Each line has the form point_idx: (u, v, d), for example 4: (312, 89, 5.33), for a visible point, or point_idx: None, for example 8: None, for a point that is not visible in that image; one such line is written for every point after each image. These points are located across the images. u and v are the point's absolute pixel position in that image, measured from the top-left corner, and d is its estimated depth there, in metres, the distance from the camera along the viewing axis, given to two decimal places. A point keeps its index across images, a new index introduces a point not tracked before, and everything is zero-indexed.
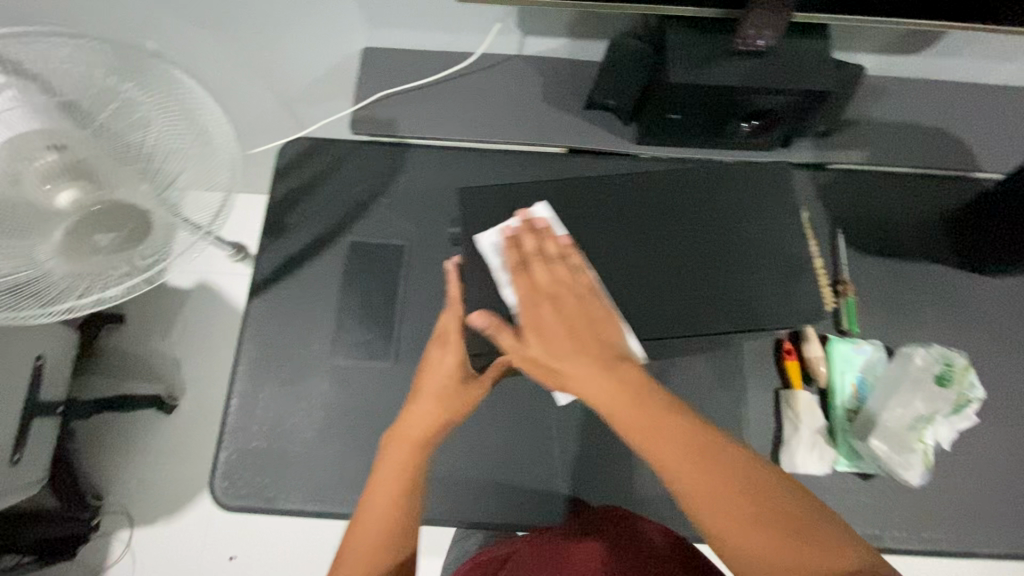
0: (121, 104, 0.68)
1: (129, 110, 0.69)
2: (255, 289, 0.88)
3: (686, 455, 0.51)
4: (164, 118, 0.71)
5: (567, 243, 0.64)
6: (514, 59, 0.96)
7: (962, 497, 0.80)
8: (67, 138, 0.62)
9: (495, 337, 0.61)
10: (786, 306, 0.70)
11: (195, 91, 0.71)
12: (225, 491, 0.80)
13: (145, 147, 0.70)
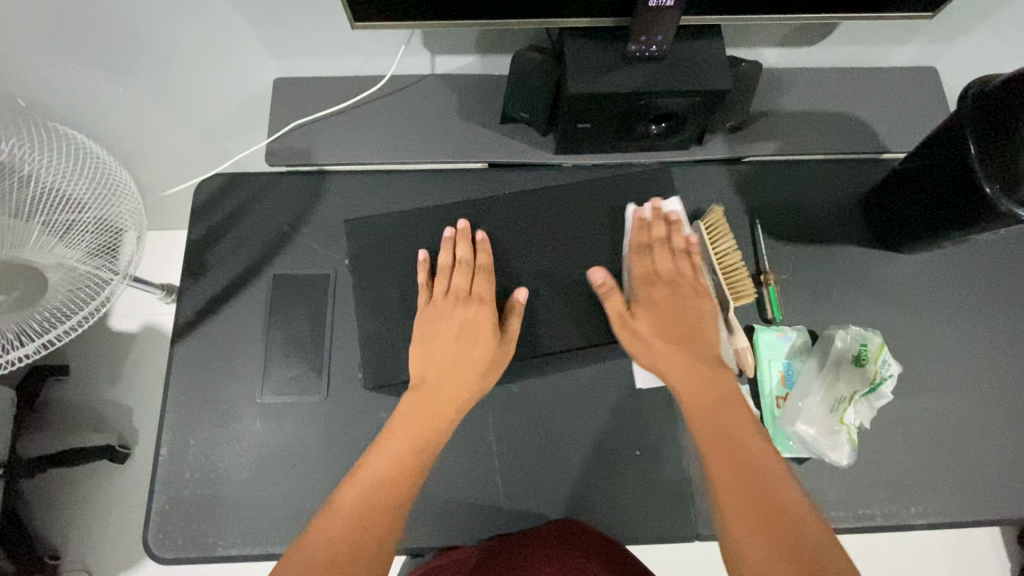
0: (7, 161, 0.70)
1: (17, 167, 0.71)
2: (179, 332, 0.86)
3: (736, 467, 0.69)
4: (54, 173, 0.73)
5: (692, 240, 0.87)
6: (426, 78, 0.96)
7: (892, 470, 0.82)
8: None
9: (605, 296, 0.81)
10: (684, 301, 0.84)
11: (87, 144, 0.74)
12: (160, 542, 0.78)
13: (36, 202, 0.71)
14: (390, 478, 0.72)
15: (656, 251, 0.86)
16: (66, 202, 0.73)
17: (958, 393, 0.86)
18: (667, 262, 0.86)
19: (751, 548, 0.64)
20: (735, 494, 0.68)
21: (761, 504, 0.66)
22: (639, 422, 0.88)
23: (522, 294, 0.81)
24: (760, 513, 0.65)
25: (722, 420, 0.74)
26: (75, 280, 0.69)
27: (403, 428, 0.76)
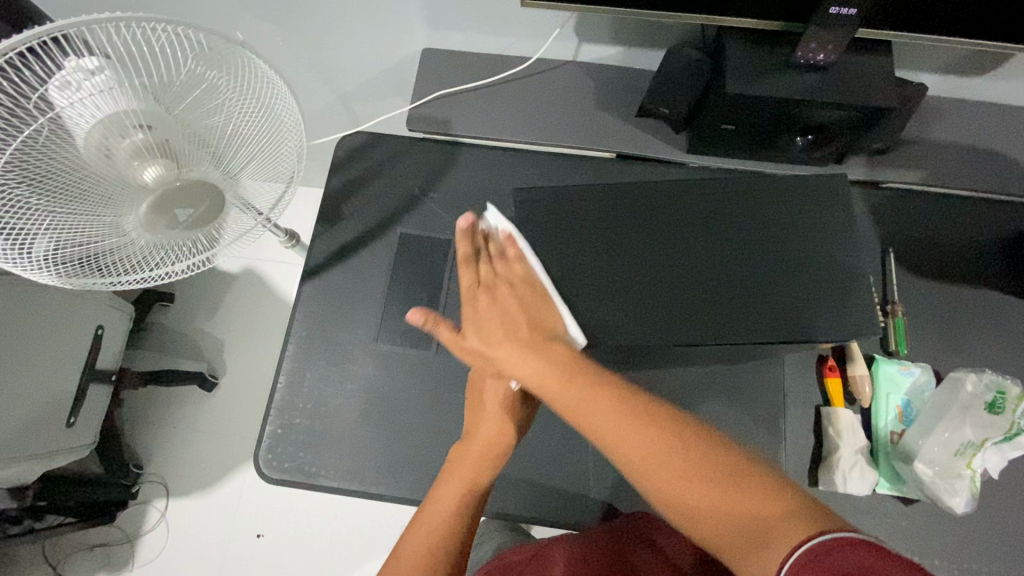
0: (207, 89, 0.69)
1: (211, 95, 0.70)
2: (309, 273, 0.92)
3: (637, 439, 0.55)
4: (241, 104, 0.73)
5: (507, 237, 0.75)
6: (569, 64, 0.98)
7: (1008, 530, 0.78)
8: (157, 120, 0.64)
9: (434, 330, 0.71)
10: (835, 323, 0.73)
11: (274, 85, 0.72)
12: (268, 463, 0.84)
13: (222, 132, 0.72)
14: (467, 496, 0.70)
15: (476, 258, 0.75)
16: (247, 129, 0.74)
17: None
18: (487, 267, 0.74)
19: (682, 509, 0.52)
20: (669, 478, 0.53)
21: (683, 460, 0.53)
22: None
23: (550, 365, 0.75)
24: (655, 470, 0.53)
25: (564, 394, 0.61)
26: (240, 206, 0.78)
27: (463, 463, 0.73)
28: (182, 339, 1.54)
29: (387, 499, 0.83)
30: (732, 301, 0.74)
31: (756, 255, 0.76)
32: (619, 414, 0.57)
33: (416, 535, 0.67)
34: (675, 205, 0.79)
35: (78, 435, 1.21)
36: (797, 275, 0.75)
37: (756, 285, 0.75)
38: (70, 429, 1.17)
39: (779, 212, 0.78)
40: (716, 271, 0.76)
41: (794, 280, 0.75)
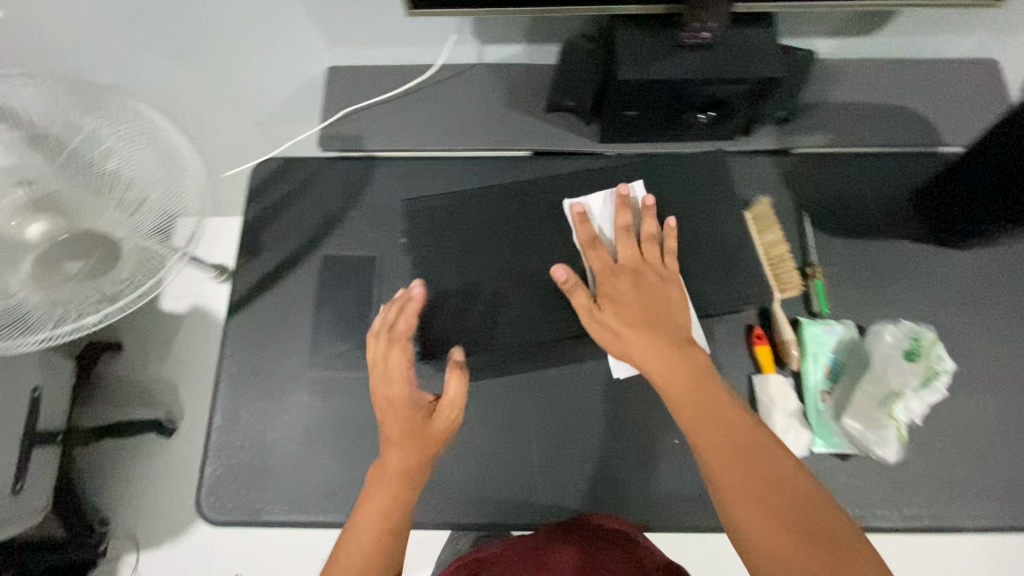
0: (89, 136, 0.71)
1: (96, 141, 0.72)
2: (233, 307, 0.90)
3: (731, 453, 0.59)
4: (131, 146, 0.73)
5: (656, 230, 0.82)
6: (475, 67, 0.98)
7: (941, 471, 0.80)
8: (35, 175, 0.68)
9: (570, 291, 0.78)
10: (723, 293, 0.84)
11: (154, 119, 0.74)
12: (211, 506, 0.82)
13: (118, 177, 0.72)
14: (391, 506, 0.66)
15: (618, 241, 0.82)
16: (144, 178, 0.74)
17: (1014, 396, 0.83)
18: (627, 251, 0.81)
19: (768, 533, 0.55)
20: (746, 495, 0.57)
21: (757, 473, 0.58)
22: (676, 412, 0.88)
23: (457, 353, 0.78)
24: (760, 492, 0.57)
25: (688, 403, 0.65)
26: (145, 256, 0.71)
27: (389, 465, 0.70)
28: (134, 388, 1.49)
29: (337, 526, 0.82)
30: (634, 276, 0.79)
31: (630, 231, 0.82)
32: (734, 437, 0.61)
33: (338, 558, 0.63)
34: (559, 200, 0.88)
35: (28, 502, 1.17)
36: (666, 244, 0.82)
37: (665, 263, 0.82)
38: (16, 498, 1.13)
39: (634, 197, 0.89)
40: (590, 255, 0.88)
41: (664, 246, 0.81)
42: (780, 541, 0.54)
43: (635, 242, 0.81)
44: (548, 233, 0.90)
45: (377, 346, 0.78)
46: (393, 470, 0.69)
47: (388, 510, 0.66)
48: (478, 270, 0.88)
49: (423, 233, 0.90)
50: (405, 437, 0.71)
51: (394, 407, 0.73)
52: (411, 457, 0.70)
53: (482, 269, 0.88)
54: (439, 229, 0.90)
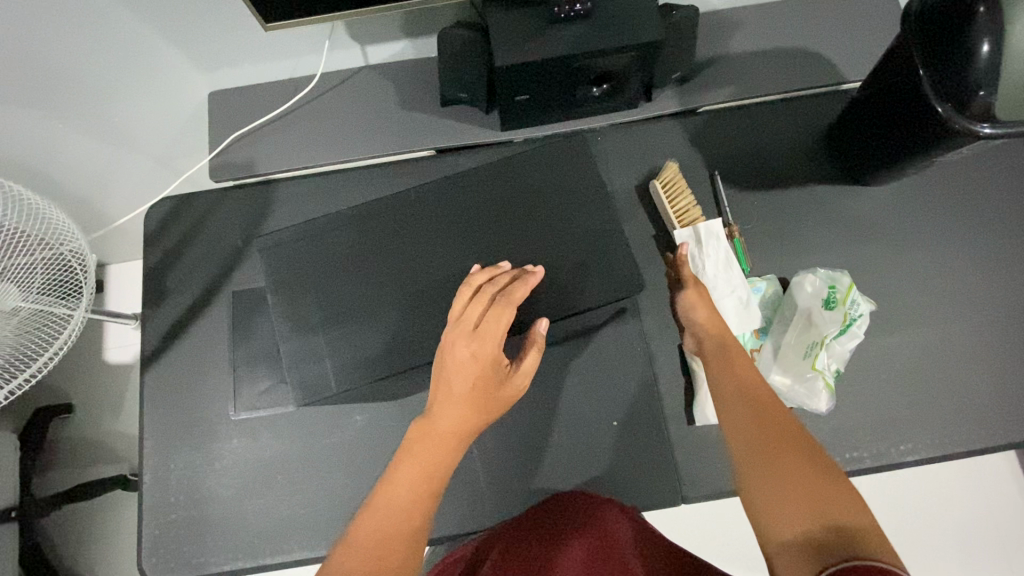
0: None
1: None
2: (147, 360, 0.86)
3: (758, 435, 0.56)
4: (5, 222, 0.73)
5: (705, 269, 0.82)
6: (362, 70, 0.94)
7: (876, 410, 0.81)
8: None
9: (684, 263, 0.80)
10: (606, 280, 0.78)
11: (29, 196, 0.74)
12: (154, 566, 0.79)
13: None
14: (424, 507, 0.57)
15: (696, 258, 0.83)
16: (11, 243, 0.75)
17: (942, 324, 0.83)
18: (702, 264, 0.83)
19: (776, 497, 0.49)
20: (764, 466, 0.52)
21: (778, 450, 0.53)
22: (616, 393, 0.84)
23: (543, 327, 0.67)
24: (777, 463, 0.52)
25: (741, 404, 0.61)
26: (25, 326, 0.75)
27: (423, 442, 0.59)
28: (89, 447, 1.44)
29: (285, 565, 0.80)
30: None
31: (504, 226, 0.80)
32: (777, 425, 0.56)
33: (347, 554, 0.51)
34: (417, 216, 0.80)
35: None
36: (555, 228, 0.80)
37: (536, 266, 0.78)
38: None
39: (511, 180, 0.82)
40: (491, 250, 0.79)
41: (546, 234, 0.80)
42: (790, 505, 0.48)
43: (513, 236, 0.79)
44: (435, 237, 0.79)
45: (476, 306, 0.63)
46: (431, 460, 0.59)
47: (412, 511, 0.55)
48: (367, 299, 0.76)
49: (290, 273, 0.78)
50: (469, 409, 0.61)
51: (475, 368, 0.60)
52: (447, 444, 0.60)
53: (370, 302, 0.76)
54: (303, 274, 0.78)
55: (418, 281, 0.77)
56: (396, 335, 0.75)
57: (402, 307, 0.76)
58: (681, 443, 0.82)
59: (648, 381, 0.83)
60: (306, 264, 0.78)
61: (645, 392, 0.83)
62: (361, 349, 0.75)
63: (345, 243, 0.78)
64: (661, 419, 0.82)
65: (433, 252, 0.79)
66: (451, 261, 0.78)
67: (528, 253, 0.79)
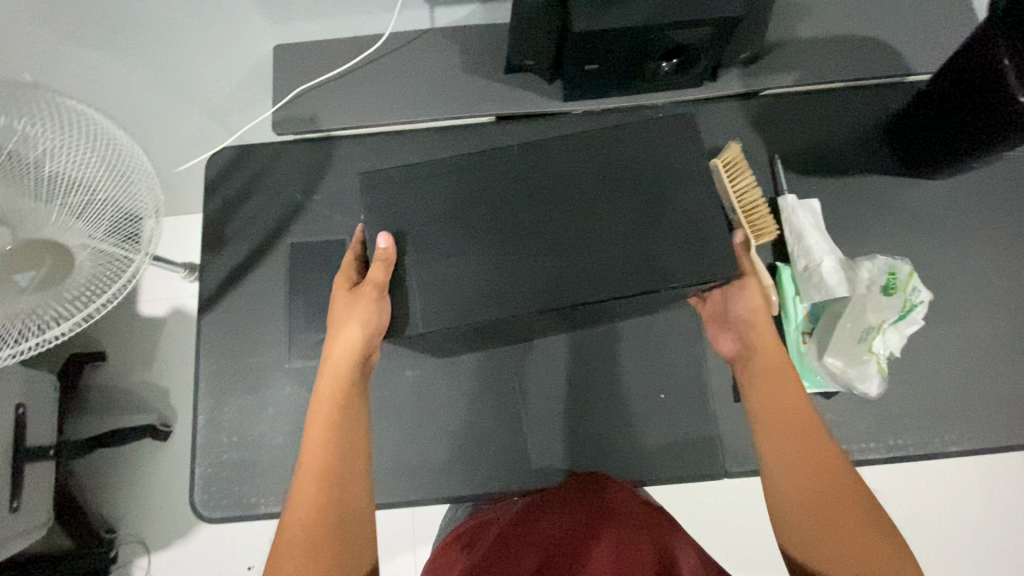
0: (47, 147, 0.74)
1: (55, 150, 0.74)
2: (203, 305, 0.88)
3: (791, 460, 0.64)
4: (88, 155, 0.77)
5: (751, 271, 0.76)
6: (428, 33, 0.94)
7: (922, 399, 0.81)
8: None
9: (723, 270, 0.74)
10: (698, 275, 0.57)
11: (110, 126, 0.76)
12: (205, 504, 0.81)
13: (76, 185, 0.77)
14: (336, 455, 0.62)
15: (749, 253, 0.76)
16: (82, 180, 0.77)
17: (993, 320, 0.84)
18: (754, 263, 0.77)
19: (813, 537, 0.58)
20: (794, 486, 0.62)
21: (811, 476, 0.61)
22: (664, 366, 0.85)
23: (382, 239, 0.59)
24: (834, 523, 0.58)
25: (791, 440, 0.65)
26: (100, 259, 0.77)
27: (325, 392, 0.66)
28: (124, 395, 1.46)
29: None
30: (592, 261, 0.58)
31: (633, 198, 0.59)
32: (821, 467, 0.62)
33: (294, 507, 0.58)
34: (530, 163, 0.60)
35: (28, 518, 1.14)
36: (698, 223, 0.58)
37: (632, 238, 0.58)
38: (15, 515, 1.11)
39: (664, 147, 0.60)
40: (608, 220, 0.58)
41: (689, 223, 0.58)
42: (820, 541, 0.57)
43: (644, 215, 0.58)
44: (532, 199, 0.59)
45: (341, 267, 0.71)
46: (335, 400, 0.66)
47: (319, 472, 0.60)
48: (443, 243, 0.59)
49: (381, 208, 0.61)
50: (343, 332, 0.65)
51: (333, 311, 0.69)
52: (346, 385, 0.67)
53: (446, 246, 0.59)
54: (381, 216, 0.60)
55: (509, 235, 0.59)
56: (455, 291, 0.58)
57: (477, 262, 0.59)
58: (726, 418, 0.83)
59: (699, 357, 0.84)
60: (389, 207, 0.60)
61: (693, 368, 0.84)
62: (415, 301, 0.58)
63: (440, 190, 0.61)
64: (707, 394, 0.83)
65: (538, 204, 0.59)
66: (543, 225, 0.59)
67: (651, 238, 0.58)
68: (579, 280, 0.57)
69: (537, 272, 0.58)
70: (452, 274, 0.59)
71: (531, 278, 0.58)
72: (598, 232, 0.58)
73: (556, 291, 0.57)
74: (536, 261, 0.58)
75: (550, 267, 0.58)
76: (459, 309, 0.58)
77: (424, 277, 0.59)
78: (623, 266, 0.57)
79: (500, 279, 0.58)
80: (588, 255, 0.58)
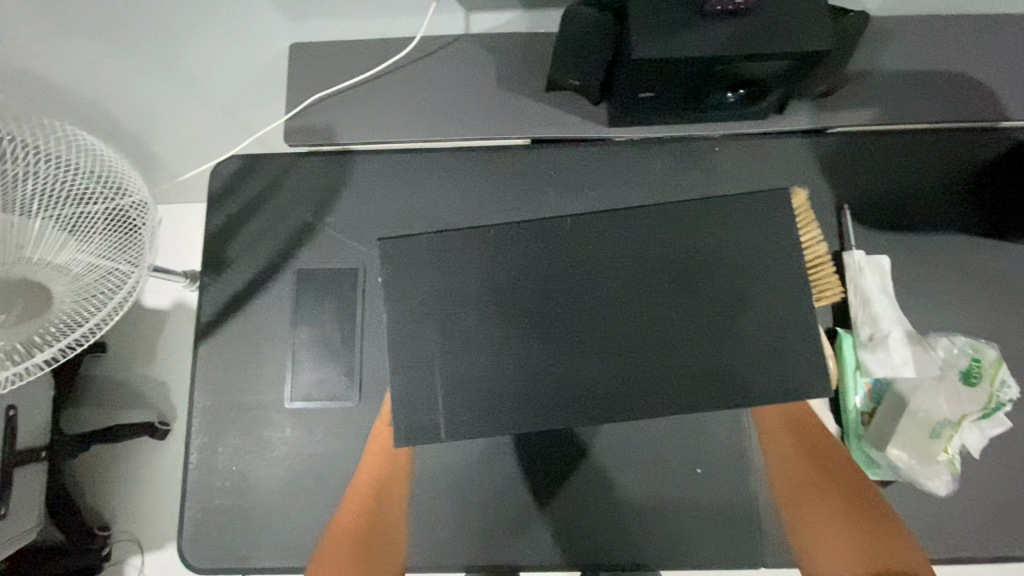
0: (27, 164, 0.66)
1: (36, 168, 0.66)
2: (201, 333, 0.81)
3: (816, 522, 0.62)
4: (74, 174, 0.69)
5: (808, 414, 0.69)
6: (461, 39, 0.83)
7: (997, 498, 0.72)
8: None
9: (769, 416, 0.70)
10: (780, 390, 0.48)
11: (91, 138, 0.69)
12: (195, 552, 0.76)
13: (61, 209, 0.67)
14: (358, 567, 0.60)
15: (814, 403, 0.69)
16: (70, 197, 0.68)
17: None
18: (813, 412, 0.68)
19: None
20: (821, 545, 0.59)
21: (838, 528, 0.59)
22: (702, 435, 0.76)
23: None
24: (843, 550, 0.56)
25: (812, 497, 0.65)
26: (82, 290, 0.66)
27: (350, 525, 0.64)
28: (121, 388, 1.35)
29: None
30: (654, 368, 0.49)
31: (699, 293, 0.49)
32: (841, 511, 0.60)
33: None
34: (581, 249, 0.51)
35: (16, 524, 1.08)
36: (773, 331, 0.49)
37: (697, 341, 0.49)
38: (3, 522, 1.05)
39: (749, 235, 0.50)
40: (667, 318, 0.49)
41: (768, 327, 0.49)
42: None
43: (712, 314, 0.49)
44: (586, 291, 0.50)
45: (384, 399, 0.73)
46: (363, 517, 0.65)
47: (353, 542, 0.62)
48: (466, 335, 0.50)
49: (405, 291, 0.50)
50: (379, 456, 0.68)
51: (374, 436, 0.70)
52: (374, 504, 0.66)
53: (469, 343, 0.49)
54: (405, 303, 0.50)
55: (551, 332, 0.49)
56: (480, 393, 0.49)
57: (503, 362, 0.49)
58: (766, 499, 0.75)
59: (741, 429, 0.76)
60: (417, 287, 0.50)
61: (734, 441, 0.76)
62: (437, 400, 0.49)
63: (472, 273, 0.50)
64: (747, 472, 0.75)
65: (580, 297, 0.50)
66: (596, 322, 0.50)
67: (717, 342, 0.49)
68: (638, 393, 0.48)
69: (591, 377, 0.49)
70: (474, 375, 0.49)
71: (586, 381, 0.49)
72: (652, 333, 0.49)
73: (600, 403, 0.48)
74: (590, 365, 0.49)
75: (591, 374, 0.49)
76: (482, 417, 0.49)
77: (455, 375, 0.49)
78: (684, 377, 0.48)
79: (534, 385, 0.49)
80: (646, 359, 0.49)
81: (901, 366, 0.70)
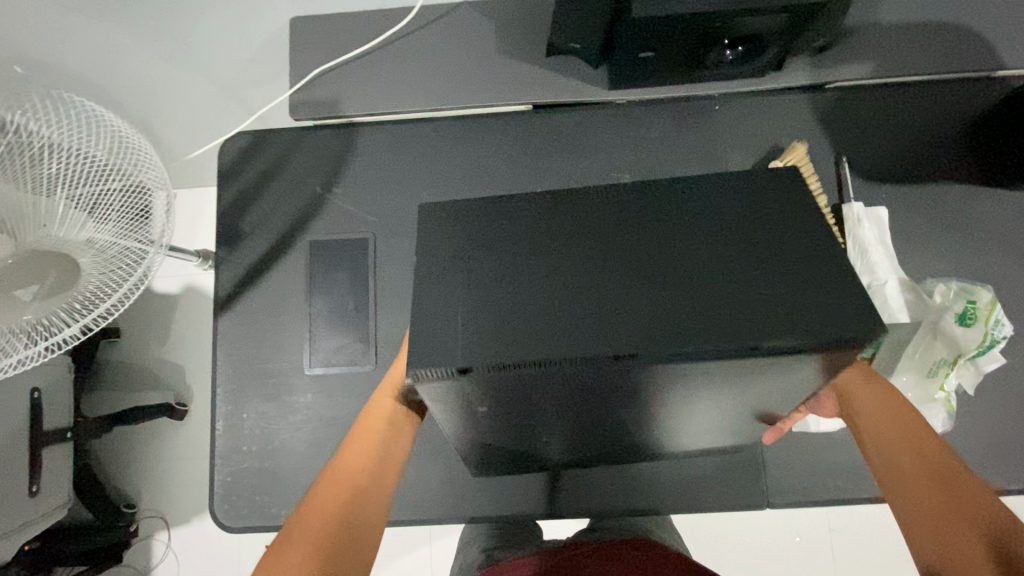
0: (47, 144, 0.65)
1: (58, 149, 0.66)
2: (220, 305, 0.83)
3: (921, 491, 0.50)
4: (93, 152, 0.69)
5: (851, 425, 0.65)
6: (461, 7, 0.84)
7: (992, 434, 0.75)
8: None
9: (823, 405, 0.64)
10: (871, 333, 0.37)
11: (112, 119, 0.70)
12: (227, 512, 0.79)
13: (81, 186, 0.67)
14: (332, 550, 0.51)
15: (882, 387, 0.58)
16: (89, 175, 0.68)
17: None
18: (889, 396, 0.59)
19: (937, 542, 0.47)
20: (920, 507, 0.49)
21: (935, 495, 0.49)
22: None
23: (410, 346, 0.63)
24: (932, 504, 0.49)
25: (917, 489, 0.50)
26: (104, 263, 0.69)
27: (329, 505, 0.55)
28: (139, 370, 1.37)
29: None
30: (713, 309, 0.39)
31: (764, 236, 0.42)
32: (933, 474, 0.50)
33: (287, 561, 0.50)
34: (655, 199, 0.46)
35: (47, 502, 1.12)
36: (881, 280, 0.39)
37: (770, 283, 0.40)
38: (34, 499, 1.08)
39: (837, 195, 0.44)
40: (756, 298, 0.39)
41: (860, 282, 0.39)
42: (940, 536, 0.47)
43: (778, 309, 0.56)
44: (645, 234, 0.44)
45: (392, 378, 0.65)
46: (345, 502, 0.55)
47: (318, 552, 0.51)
48: (551, 285, 0.43)
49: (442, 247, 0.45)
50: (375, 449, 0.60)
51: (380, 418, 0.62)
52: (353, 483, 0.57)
53: (508, 317, 0.40)
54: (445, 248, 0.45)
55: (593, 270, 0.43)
56: (530, 339, 0.40)
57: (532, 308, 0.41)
58: (770, 442, 0.78)
59: None
60: (468, 238, 0.46)
61: None
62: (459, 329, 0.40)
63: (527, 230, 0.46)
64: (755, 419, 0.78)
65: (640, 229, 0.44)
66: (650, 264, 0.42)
67: (815, 329, 0.37)
68: (693, 327, 0.39)
69: (631, 316, 0.40)
70: (500, 297, 0.42)
71: (629, 318, 0.39)
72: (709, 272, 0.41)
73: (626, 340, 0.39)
74: (640, 302, 0.40)
75: (648, 299, 0.40)
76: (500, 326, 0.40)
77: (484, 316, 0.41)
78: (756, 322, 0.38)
79: (574, 307, 0.41)
80: (705, 300, 0.40)
81: (897, 313, 0.73)
